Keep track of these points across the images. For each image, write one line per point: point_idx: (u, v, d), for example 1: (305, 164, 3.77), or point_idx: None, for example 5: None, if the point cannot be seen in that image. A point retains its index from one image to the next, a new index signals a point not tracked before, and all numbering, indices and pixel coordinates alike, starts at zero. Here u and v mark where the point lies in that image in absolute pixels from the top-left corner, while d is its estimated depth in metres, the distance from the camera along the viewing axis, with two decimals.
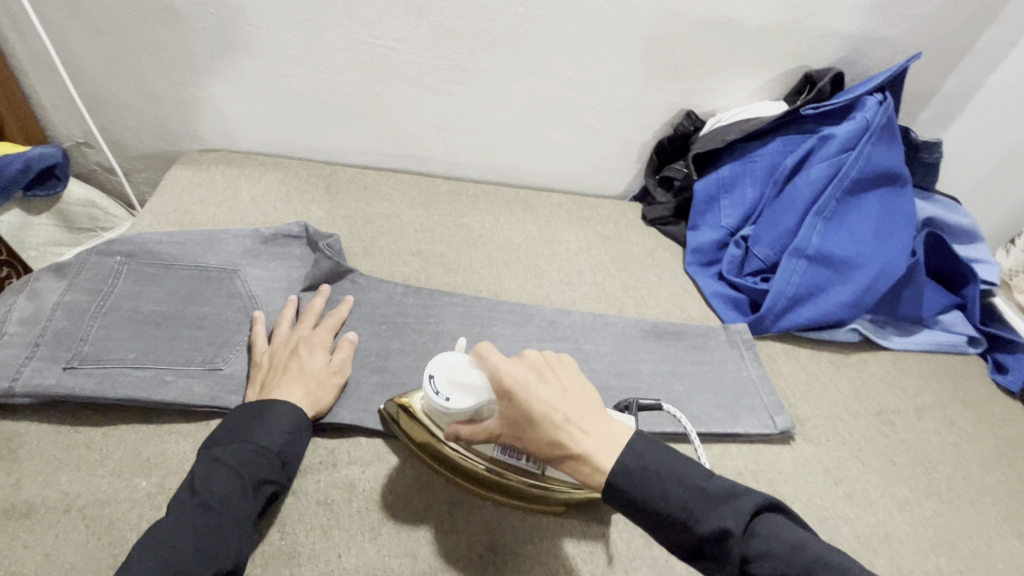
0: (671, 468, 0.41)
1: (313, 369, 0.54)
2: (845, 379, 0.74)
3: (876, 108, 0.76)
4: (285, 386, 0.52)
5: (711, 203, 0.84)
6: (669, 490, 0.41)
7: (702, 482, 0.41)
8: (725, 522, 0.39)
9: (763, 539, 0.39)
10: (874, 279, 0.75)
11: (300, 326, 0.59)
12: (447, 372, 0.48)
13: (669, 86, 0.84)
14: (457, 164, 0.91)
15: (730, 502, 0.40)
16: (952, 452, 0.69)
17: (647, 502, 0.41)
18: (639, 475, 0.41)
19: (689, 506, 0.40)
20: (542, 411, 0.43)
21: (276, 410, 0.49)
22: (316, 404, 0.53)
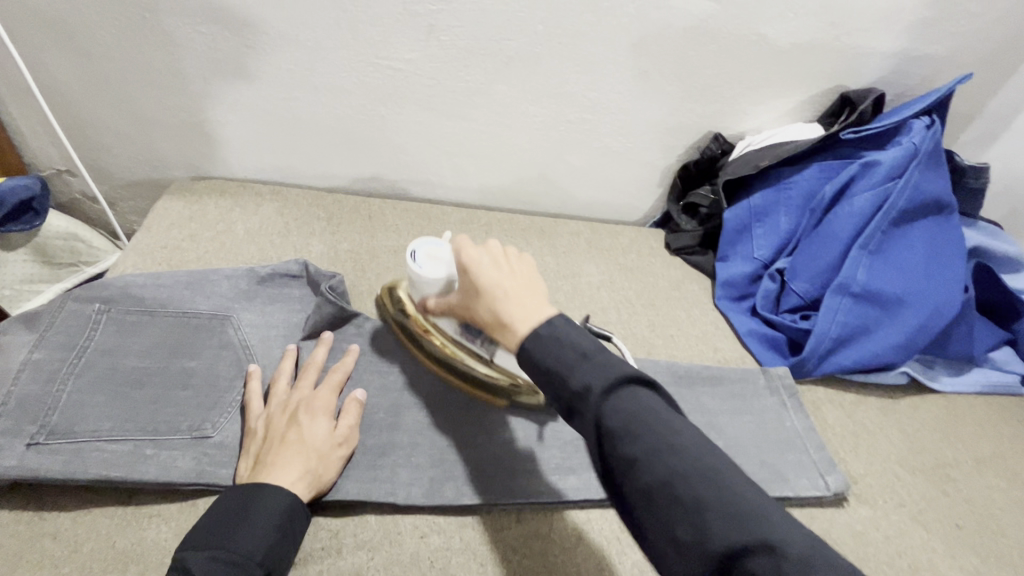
0: (570, 339, 0.40)
1: (313, 442, 0.47)
2: (896, 428, 0.68)
3: (924, 133, 0.70)
4: (283, 464, 0.45)
5: (743, 232, 0.78)
6: (558, 352, 0.39)
7: (590, 347, 0.40)
8: (592, 380, 0.38)
9: (626, 403, 0.37)
10: (925, 318, 0.68)
11: (300, 385, 0.52)
12: (427, 251, 0.56)
13: (696, 108, 0.79)
14: (468, 190, 0.86)
15: (608, 372, 0.38)
16: (1019, 511, 0.62)
17: (540, 360, 0.40)
18: (547, 335, 0.40)
19: (569, 363, 0.39)
20: (482, 282, 0.45)
21: (266, 501, 0.42)
22: (316, 485, 0.46)
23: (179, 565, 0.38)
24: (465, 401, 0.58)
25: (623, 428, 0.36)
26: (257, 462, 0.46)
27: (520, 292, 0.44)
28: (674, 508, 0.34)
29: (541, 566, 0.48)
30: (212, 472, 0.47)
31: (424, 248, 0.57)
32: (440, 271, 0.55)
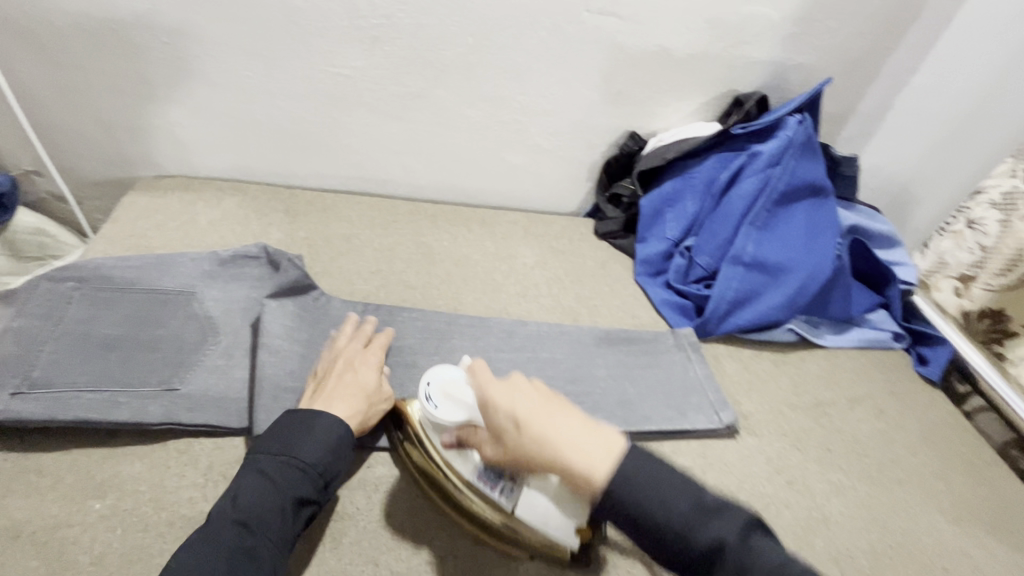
0: (677, 481, 0.40)
1: (363, 386, 0.57)
2: (785, 376, 0.80)
3: (797, 127, 0.83)
4: (339, 401, 0.55)
5: (657, 216, 0.90)
6: (666, 496, 0.39)
7: (700, 493, 0.40)
8: (722, 533, 0.38)
9: (758, 555, 0.38)
10: (804, 282, 0.81)
11: (353, 344, 0.62)
12: (441, 385, 0.54)
13: (613, 110, 0.90)
14: (416, 186, 0.95)
15: (729, 529, 0.38)
16: (882, 438, 0.74)
17: (641, 506, 0.40)
18: (637, 478, 0.40)
19: (687, 519, 0.39)
20: (520, 413, 0.45)
21: (324, 425, 0.52)
22: (363, 421, 0.56)
23: (258, 468, 0.49)
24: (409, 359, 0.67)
25: None
26: (318, 396, 0.55)
27: (576, 428, 0.44)
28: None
29: None
30: (178, 416, 0.54)
31: (437, 381, 0.54)
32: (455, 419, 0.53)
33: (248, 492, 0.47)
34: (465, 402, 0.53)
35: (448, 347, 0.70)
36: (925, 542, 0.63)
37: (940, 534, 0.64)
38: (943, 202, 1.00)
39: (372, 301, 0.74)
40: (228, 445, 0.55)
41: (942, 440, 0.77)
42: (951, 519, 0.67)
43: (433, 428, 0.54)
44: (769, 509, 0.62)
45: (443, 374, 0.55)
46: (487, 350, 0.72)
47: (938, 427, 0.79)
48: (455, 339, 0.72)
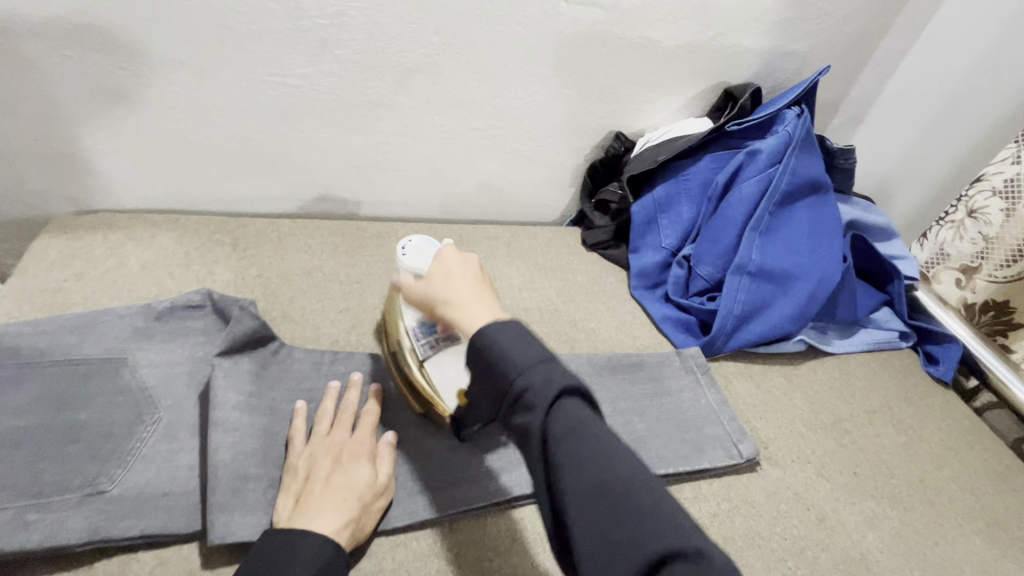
0: (533, 341, 0.41)
1: (355, 487, 0.48)
2: (799, 392, 0.74)
3: (795, 121, 0.77)
4: (324, 510, 0.45)
5: (650, 224, 0.83)
6: (519, 351, 0.40)
7: (542, 358, 0.40)
8: (536, 386, 0.38)
9: (565, 419, 0.37)
10: (814, 289, 0.75)
11: (342, 427, 0.52)
12: (417, 244, 0.60)
13: (596, 109, 0.82)
14: (383, 203, 0.85)
15: (552, 380, 0.38)
16: (905, 453, 0.70)
17: (499, 357, 0.40)
18: (504, 336, 0.41)
19: (525, 369, 0.39)
20: (451, 275, 0.49)
21: (310, 548, 0.41)
22: (355, 532, 0.46)
23: None
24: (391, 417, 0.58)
25: (563, 437, 0.37)
26: (302, 506, 0.45)
27: (484, 297, 0.47)
28: (596, 503, 0.35)
29: (476, 574, 0.49)
30: (109, 528, 0.43)
31: (418, 242, 0.60)
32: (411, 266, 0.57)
33: None
34: (426, 261, 0.58)
35: None
36: (967, 572, 0.59)
37: (981, 561, 0.60)
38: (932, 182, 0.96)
39: (342, 347, 0.64)
40: (176, 556, 0.45)
41: (964, 447, 0.73)
42: (987, 540, 0.62)
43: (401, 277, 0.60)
44: (805, 554, 0.57)
45: (427, 242, 0.60)
46: None
47: (959, 434, 0.75)
48: None
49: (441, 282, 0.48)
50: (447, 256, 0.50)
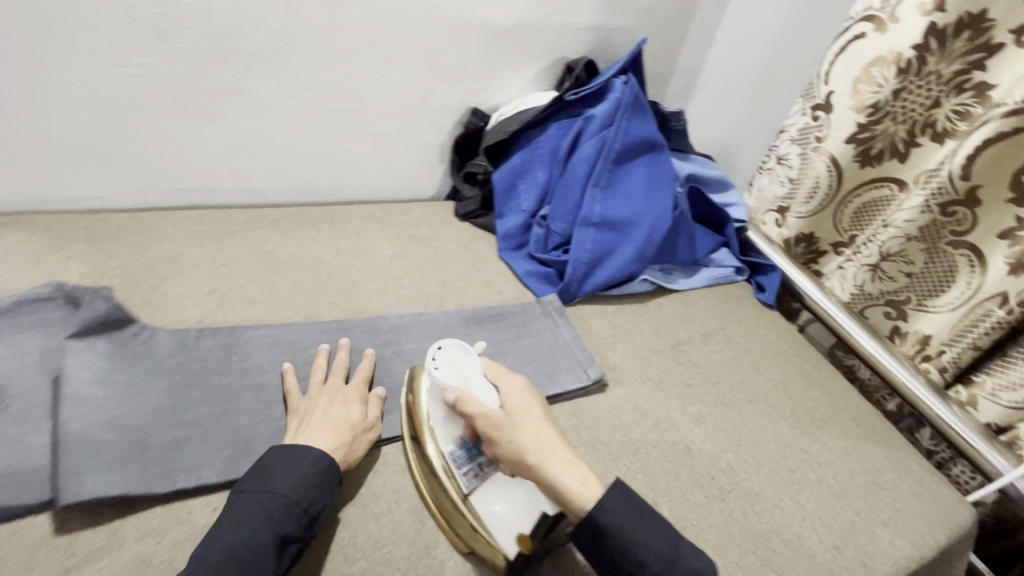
0: (655, 519, 0.50)
1: (348, 420, 0.58)
2: (646, 324, 0.85)
3: (623, 88, 0.87)
4: (322, 436, 0.55)
5: (511, 190, 0.91)
6: (654, 547, 0.49)
7: (671, 537, 0.49)
8: (682, 567, 0.48)
9: None
10: (650, 234, 0.86)
11: (336, 377, 0.62)
12: (449, 354, 0.60)
13: (450, 88, 0.89)
14: (252, 191, 0.86)
15: (702, 570, 0.48)
16: (732, 364, 0.82)
17: (633, 541, 0.49)
18: (632, 514, 0.50)
19: (660, 554, 0.48)
20: (542, 432, 0.54)
21: (310, 458, 0.52)
22: (347, 455, 0.56)
23: (246, 504, 0.48)
24: (258, 380, 0.61)
25: None
26: (303, 431, 0.55)
27: (572, 453, 0.53)
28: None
29: (341, 507, 0.56)
30: None
31: (450, 350, 0.60)
32: (455, 387, 0.57)
33: (232, 528, 0.46)
34: (462, 375, 0.58)
35: (302, 359, 0.65)
36: (772, 449, 0.71)
37: (785, 440, 0.72)
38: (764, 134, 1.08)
39: (209, 325, 0.66)
40: (32, 524, 0.47)
41: (780, 355, 0.87)
42: (791, 424, 0.75)
43: (434, 392, 0.59)
44: (639, 452, 0.67)
45: (458, 348, 0.60)
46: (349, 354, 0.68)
47: (778, 344, 0.89)
48: (311, 348, 0.66)
49: (529, 429, 0.54)
50: (520, 401, 0.56)
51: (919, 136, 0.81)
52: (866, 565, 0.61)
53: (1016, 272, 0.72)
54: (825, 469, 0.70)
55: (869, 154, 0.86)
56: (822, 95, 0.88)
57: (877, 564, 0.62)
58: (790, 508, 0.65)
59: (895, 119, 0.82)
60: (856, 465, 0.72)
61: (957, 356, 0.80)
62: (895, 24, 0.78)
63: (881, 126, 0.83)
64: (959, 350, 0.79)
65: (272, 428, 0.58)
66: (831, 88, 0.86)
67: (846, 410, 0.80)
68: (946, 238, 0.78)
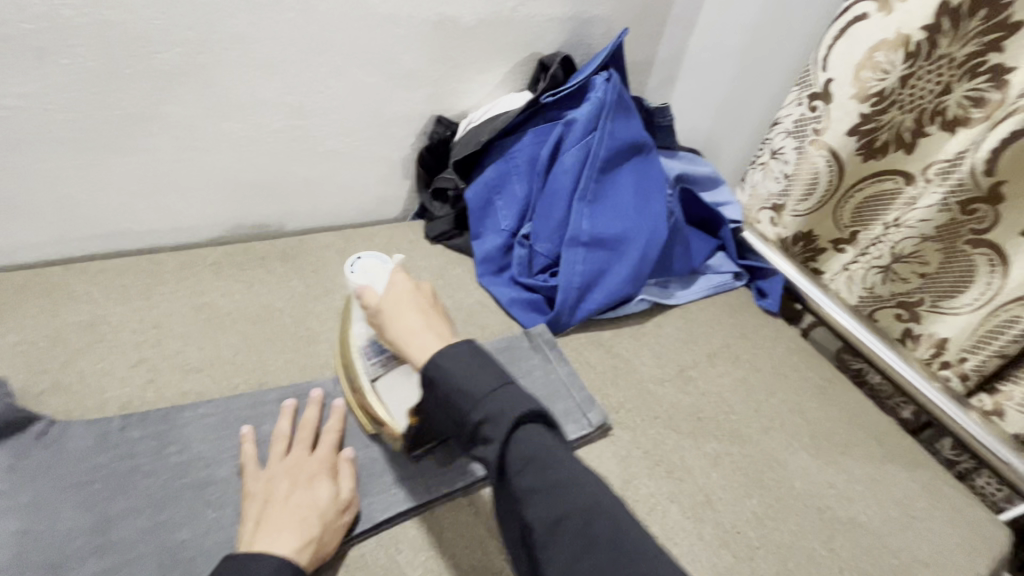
0: (483, 369, 0.44)
1: (317, 504, 0.48)
2: (646, 349, 0.77)
3: (605, 87, 0.78)
4: (283, 529, 0.45)
5: (487, 207, 0.81)
6: (469, 392, 0.43)
7: (491, 385, 0.43)
8: (500, 408, 0.42)
9: (528, 447, 0.41)
10: (645, 249, 0.78)
11: (301, 445, 0.53)
12: (368, 262, 0.57)
13: (408, 95, 0.78)
14: (185, 228, 0.74)
15: (506, 410, 0.42)
16: (742, 388, 0.75)
17: (449, 387, 0.44)
18: (453, 368, 0.44)
19: (472, 396, 0.43)
20: (414, 318, 0.50)
21: (267, 568, 0.41)
22: (317, 551, 0.46)
23: None
24: (201, 477, 0.51)
25: (531, 464, 0.41)
26: (260, 524, 0.46)
27: (428, 327, 0.50)
28: (554, 536, 0.39)
29: None
30: None
31: (367, 259, 0.58)
32: (360, 282, 0.55)
33: None
34: (372, 275, 0.56)
35: (256, 439, 0.55)
36: (798, 487, 0.64)
37: (809, 474, 0.66)
38: (751, 127, 1.00)
39: (138, 407, 0.55)
40: None
41: (792, 371, 0.80)
42: (812, 453, 0.69)
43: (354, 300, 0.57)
44: (655, 511, 0.59)
45: (377, 259, 0.58)
46: None
47: (788, 358, 0.82)
48: (266, 424, 0.56)
49: (393, 311, 0.51)
50: (400, 285, 0.53)
51: (927, 125, 0.74)
52: None
53: None
54: (855, 505, 0.64)
55: (872, 146, 0.79)
56: (819, 84, 0.80)
57: None
58: (824, 558, 0.58)
59: (902, 107, 0.75)
60: (886, 495, 0.66)
61: (981, 364, 0.74)
62: (901, 3, 0.70)
63: (887, 116, 0.76)
64: (984, 358, 0.73)
65: (221, 539, 0.47)
66: (829, 76, 0.79)
67: (866, 429, 0.74)
68: (965, 236, 0.72)
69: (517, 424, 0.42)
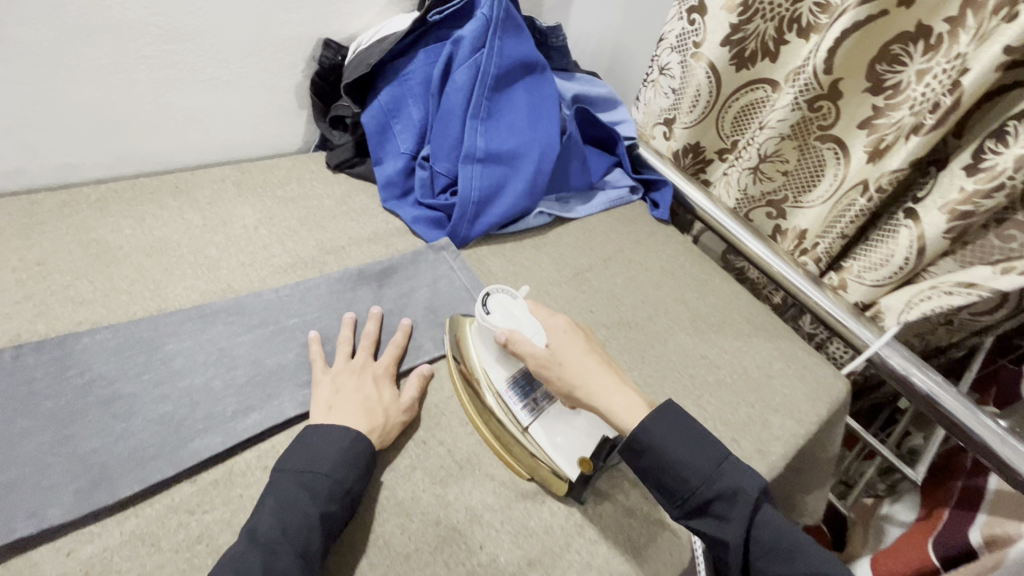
0: (702, 446, 0.52)
1: (382, 403, 0.57)
2: (546, 257, 0.84)
3: (492, 3, 0.78)
4: (355, 416, 0.54)
5: (386, 131, 0.82)
6: (697, 464, 0.51)
7: (718, 459, 0.51)
8: (740, 486, 0.50)
9: (761, 524, 0.50)
10: (538, 162, 0.82)
11: (365, 352, 0.61)
12: (498, 300, 0.61)
13: (291, 18, 0.76)
14: (63, 166, 0.71)
15: (740, 488, 0.50)
16: (634, 284, 0.83)
17: (677, 455, 0.51)
18: (669, 433, 0.52)
19: (712, 476, 0.50)
20: (593, 366, 0.57)
21: (344, 439, 0.51)
22: (381, 437, 0.55)
23: (291, 479, 0.49)
24: (105, 394, 0.52)
25: (772, 543, 0.49)
26: (334, 409, 0.55)
27: (622, 384, 0.57)
28: None
29: (228, 513, 0.49)
30: None
31: (497, 297, 0.61)
32: (502, 327, 0.59)
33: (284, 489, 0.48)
34: (517, 318, 0.60)
35: (161, 357, 0.56)
36: (674, 361, 0.74)
37: (685, 349, 0.76)
38: (649, 43, 1.06)
39: (28, 340, 0.55)
40: None
41: (678, 268, 0.88)
42: (690, 332, 0.79)
43: (480, 333, 0.61)
44: None
45: (504, 295, 0.62)
46: (217, 341, 0.59)
47: (675, 256, 0.90)
48: (170, 343, 0.58)
49: (572, 359, 0.58)
50: (565, 333, 0.60)
51: (787, 32, 0.81)
52: (762, 451, 0.67)
53: (873, 160, 0.75)
54: (723, 372, 0.74)
55: (743, 56, 0.84)
56: None
57: (772, 447, 0.68)
58: (692, 412, 0.69)
59: (765, 16, 0.80)
60: (750, 360, 0.77)
61: (830, 246, 0.84)
62: None
63: (752, 25, 0.81)
64: (831, 240, 0.83)
65: (132, 443, 0.50)
66: None
67: (739, 311, 0.84)
68: (815, 133, 0.81)
69: (748, 496, 0.50)
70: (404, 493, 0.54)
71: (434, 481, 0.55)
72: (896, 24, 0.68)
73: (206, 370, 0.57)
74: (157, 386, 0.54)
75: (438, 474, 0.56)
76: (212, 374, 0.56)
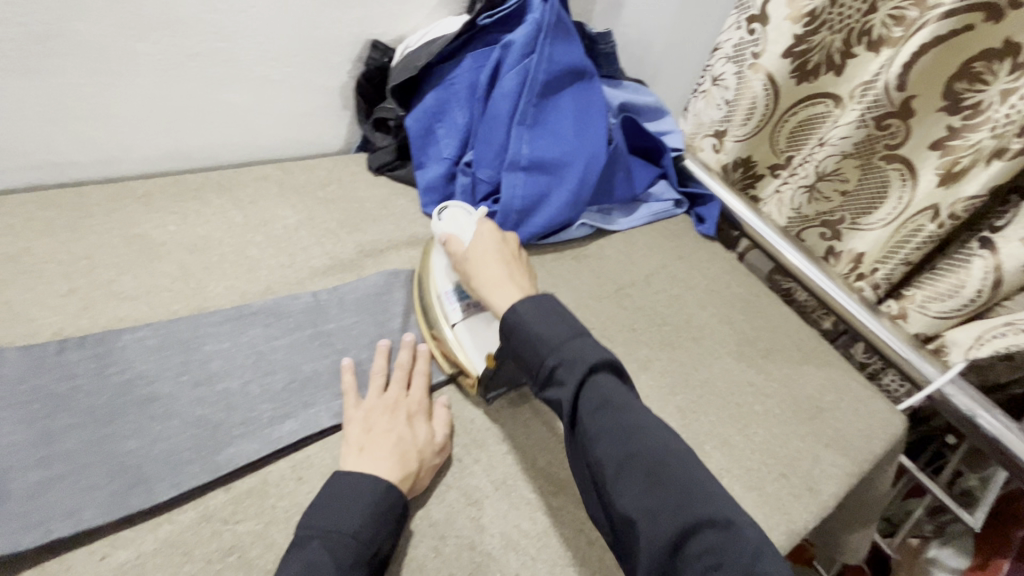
0: (561, 322, 0.50)
1: (417, 443, 0.53)
2: (586, 270, 0.81)
3: (544, 8, 0.76)
4: (389, 458, 0.51)
5: (428, 135, 0.80)
6: (547, 334, 0.49)
7: (569, 329, 0.50)
8: (582, 353, 0.48)
9: (596, 389, 0.46)
10: (583, 173, 0.79)
11: (398, 384, 0.58)
12: (454, 212, 0.66)
13: (340, 18, 0.75)
14: (112, 159, 0.72)
15: (582, 355, 0.48)
16: (677, 302, 0.80)
17: (528, 326, 0.50)
18: (534, 311, 0.51)
19: (556, 343, 0.49)
20: (495, 263, 0.58)
21: (375, 489, 0.47)
22: (414, 482, 0.51)
23: (315, 535, 0.45)
24: (144, 394, 0.52)
25: (604, 403, 0.45)
26: (366, 450, 0.51)
27: (514, 281, 0.56)
28: (625, 470, 0.42)
29: (261, 526, 0.48)
30: None
31: (454, 210, 0.66)
32: (444, 229, 0.64)
33: (309, 540, 0.44)
34: (460, 224, 0.64)
35: (199, 359, 0.56)
36: (719, 387, 0.71)
37: (730, 374, 0.72)
38: (701, 51, 1.02)
39: (72, 335, 0.55)
40: None
41: (724, 288, 0.84)
42: (736, 356, 0.75)
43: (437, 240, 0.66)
44: None
45: (463, 209, 0.66)
46: (255, 344, 0.58)
47: (720, 274, 0.87)
48: (208, 345, 0.57)
49: (478, 258, 0.59)
50: (488, 236, 0.61)
51: (855, 45, 0.76)
52: (813, 489, 0.63)
53: (946, 184, 0.70)
54: (772, 402, 0.70)
55: (805, 69, 0.80)
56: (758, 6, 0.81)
57: (822, 486, 0.64)
58: (738, 443, 0.65)
59: (832, 27, 0.76)
60: (800, 390, 0.73)
61: (890, 274, 0.79)
62: None
63: (818, 37, 0.77)
64: (892, 267, 0.78)
65: (169, 446, 0.49)
66: None
67: (788, 336, 0.80)
68: (880, 153, 0.76)
69: (588, 362, 0.47)
70: (439, 515, 0.52)
71: (469, 502, 0.53)
72: (979, 40, 0.64)
73: (243, 374, 0.56)
74: (195, 388, 0.53)
75: (473, 495, 0.54)
76: (249, 378, 0.55)
